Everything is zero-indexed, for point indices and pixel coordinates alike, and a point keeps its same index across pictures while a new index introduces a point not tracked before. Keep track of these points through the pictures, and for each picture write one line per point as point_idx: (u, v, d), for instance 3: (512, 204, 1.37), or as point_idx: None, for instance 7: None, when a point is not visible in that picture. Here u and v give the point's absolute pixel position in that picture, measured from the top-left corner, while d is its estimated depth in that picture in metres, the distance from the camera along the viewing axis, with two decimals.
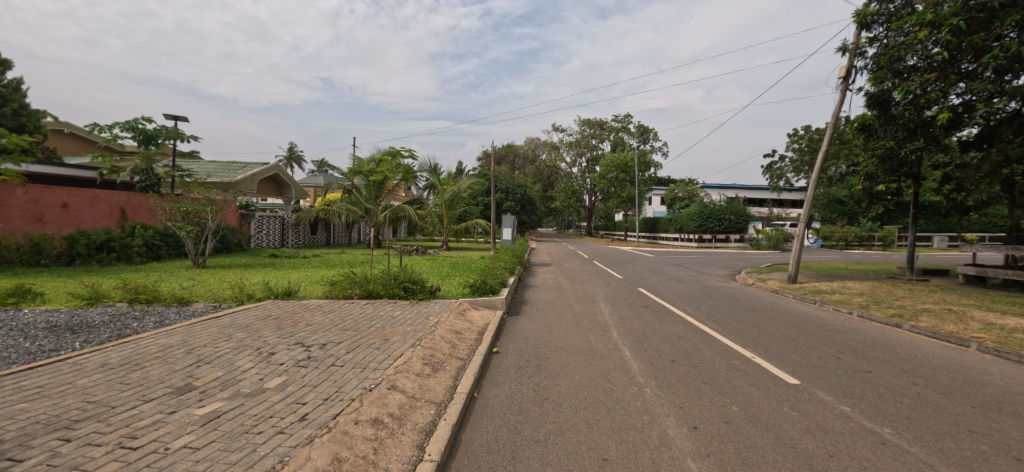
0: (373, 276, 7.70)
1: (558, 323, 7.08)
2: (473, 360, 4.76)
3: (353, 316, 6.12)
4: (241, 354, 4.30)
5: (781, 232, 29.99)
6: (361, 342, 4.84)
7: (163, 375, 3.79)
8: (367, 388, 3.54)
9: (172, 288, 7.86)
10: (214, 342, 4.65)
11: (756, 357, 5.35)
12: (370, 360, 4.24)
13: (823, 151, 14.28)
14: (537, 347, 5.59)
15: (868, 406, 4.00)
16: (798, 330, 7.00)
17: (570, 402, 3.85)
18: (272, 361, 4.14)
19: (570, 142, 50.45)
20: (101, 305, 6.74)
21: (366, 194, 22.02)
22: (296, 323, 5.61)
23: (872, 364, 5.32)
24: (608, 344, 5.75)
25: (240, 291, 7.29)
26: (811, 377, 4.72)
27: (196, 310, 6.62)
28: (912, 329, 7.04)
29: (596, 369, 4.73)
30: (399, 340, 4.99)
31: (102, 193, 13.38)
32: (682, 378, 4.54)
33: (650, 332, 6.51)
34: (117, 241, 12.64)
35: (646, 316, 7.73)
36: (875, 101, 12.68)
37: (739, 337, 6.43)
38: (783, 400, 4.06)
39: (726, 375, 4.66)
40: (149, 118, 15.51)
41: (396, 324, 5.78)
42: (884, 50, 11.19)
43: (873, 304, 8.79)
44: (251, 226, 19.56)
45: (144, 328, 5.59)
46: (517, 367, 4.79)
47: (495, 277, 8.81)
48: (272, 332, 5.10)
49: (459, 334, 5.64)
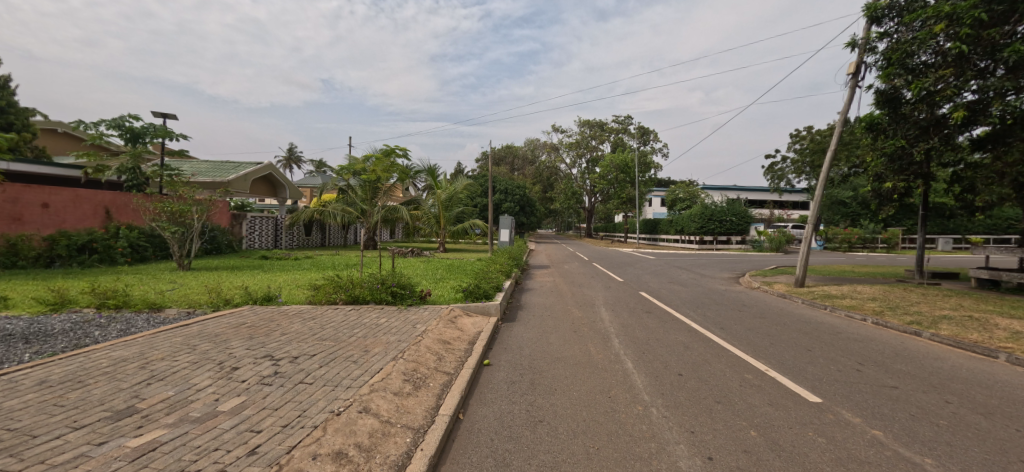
0: (359, 280, 7.24)
1: (556, 330, 6.62)
2: (461, 374, 4.31)
3: (334, 324, 5.66)
4: (199, 370, 3.84)
5: (783, 234, 29.52)
6: (337, 355, 4.39)
7: (105, 395, 3.33)
8: (335, 412, 3.09)
9: (146, 292, 7.40)
10: (174, 356, 4.19)
11: (771, 371, 4.91)
12: (344, 376, 3.79)
13: (830, 150, 13.83)
14: (532, 358, 5.15)
15: (903, 431, 3.56)
16: (811, 339, 6.56)
17: (567, 425, 3.41)
18: (233, 378, 3.68)
19: (570, 143, 50.11)
20: (66, 311, 6.30)
21: (361, 194, 21.71)
22: (270, 332, 5.15)
23: (897, 378, 4.88)
24: (608, 356, 5.30)
25: (217, 296, 6.85)
26: (833, 395, 4.29)
27: (168, 317, 6.16)
28: (933, 338, 6.60)
29: (596, 386, 4.28)
30: (381, 352, 4.55)
31: (86, 193, 12.93)
32: (692, 395, 4.10)
33: (653, 341, 6.08)
34: (100, 242, 12.17)
35: (650, 323, 7.28)
36: (885, 98, 12.25)
37: (749, 346, 6.00)
38: (806, 423, 3.62)
39: (740, 393, 4.21)
40: (136, 115, 15.14)
41: (380, 334, 5.31)
42: (895, 46, 10.79)
43: (887, 310, 8.35)
44: (242, 227, 19.14)
45: (105, 338, 5.14)
46: (510, 382, 4.34)
47: (490, 281, 8.35)
48: (240, 343, 4.64)
49: (447, 344, 5.19)
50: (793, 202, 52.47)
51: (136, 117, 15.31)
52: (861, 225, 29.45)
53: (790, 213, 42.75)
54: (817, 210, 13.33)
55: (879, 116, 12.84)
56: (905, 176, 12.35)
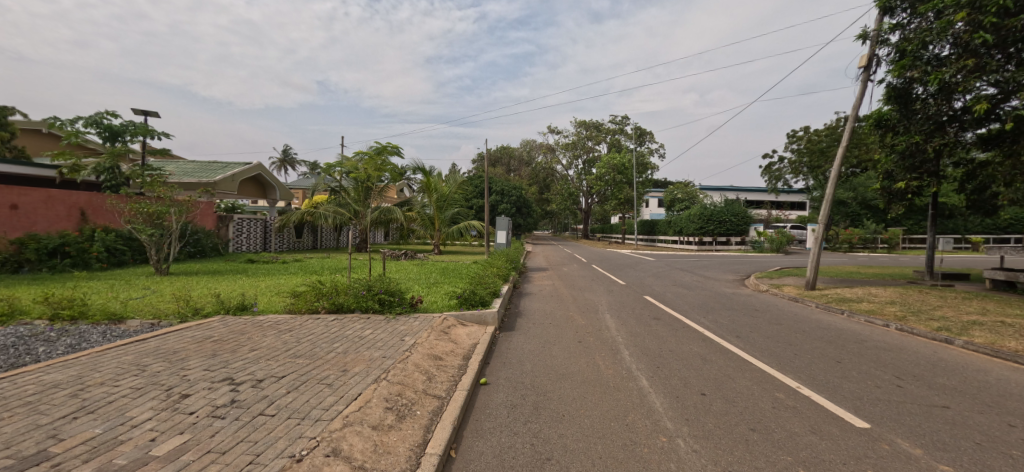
0: (344, 286, 6.63)
1: (558, 341, 6.04)
2: (454, 398, 3.72)
3: (313, 337, 5.04)
4: (140, 399, 3.23)
5: (782, 234, 29.06)
6: (310, 376, 3.78)
7: (14, 435, 2.71)
8: (296, 457, 2.50)
9: (108, 301, 6.75)
10: (118, 379, 3.58)
11: (804, 388, 4.35)
12: (314, 405, 3.19)
13: (839, 149, 13.35)
14: (535, 375, 4.56)
15: (977, 467, 3.00)
16: (836, 348, 6.03)
17: (580, 464, 2.83)
18: (178, 409, 3.08)
19: (566, 144, 49.77)
20: (14, 324, 5.67)
21: (354, 195, 21.14)
22: (237, 349, 4.54)
23: (944, 395, 4.33)
24: (619, 372, 4.73)
25: (185, 305, 6.21)
26: (882, 418, 3.73)
27: (128, 330, 5.54)
28: (967, 346, 6.09)
29: (610, 410, 3.71)
30: (361, 371, 3.95)
31: (60, 194, 12.21)
32: (722, 422, 3.53)
33: (667, 353, 5.51)
34: (73, 246, 11.46)
35: (660, 332, 6.70)
36: (895, 93, 11.76)
37: (772, 358, 5.46)
38: (860, 457, 3.06)
39: (776, 418, 3.64)
40: (115, 112, 14.49)
41: (363, 348, 4.70)
42: (909, 36, 10.32)
43: (910, 315, 7.81)
44: (229, 229, 18.48)
45: (48, 356, 4.51)
46: (510, 407, 3.76)
47: (488, 287, 7.72)
48: (198, 362, 4.03)
49: (439, 360, 4.60)
50: (790, 203, 52.24)
51: (115, 114, 14.62)
52: (862, 225, 29.06)
53: (787, 214, 42.49)
54: (828, 209, 12.80)
55: (887, 112, 12.35)
56: (918, 174, 11.95)
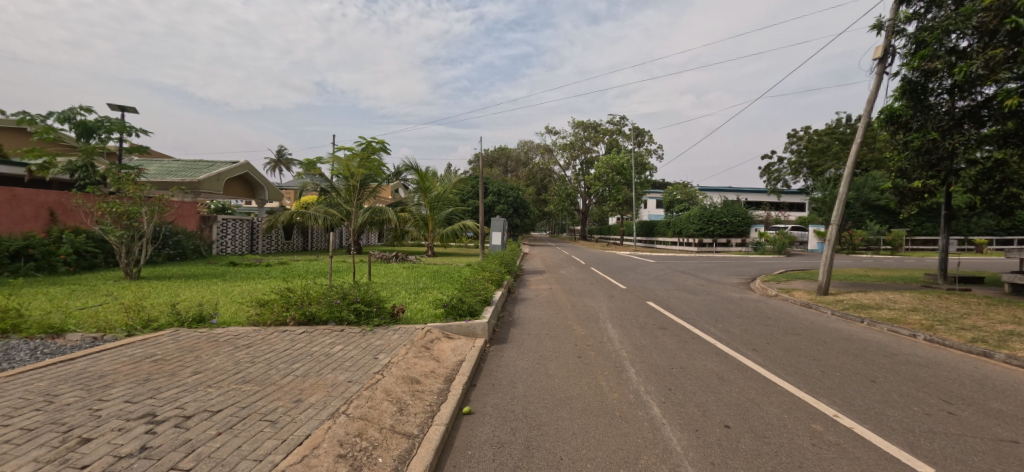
0: (317, 294, 5.91)
1: (556, 356, 5.38)
2: (427, 437, 3.04)
3: (271, 356, 4.34)
4: (26, 446, 2.54)
5: (784, 235, 28.21)
6: (254, 409, 3.11)
7: None
8: None
9: (49, 312, 6.01)
10: (10, 416, 2.90)
11: (843, 418, 3.71)
12: (245, 454, 2.51)
13: (849, 148, 12.71)
14: (529, 401, 3.90)
15: None
16: (866, 364, 5.39)
17: None
18: (68, 462, 2.38)
19: (564, 144, 48.56)
20: None
21: (345, 195, 20.20)
22: (178, 371, 3.85)
23: (1007, 425, 3.68)
24: (627, 396, 4.07)
25: (136, 316, 5.49)
26: (947, 460, 3.07)
27: (64, 346, 4.84)
28: (1009, 361, 5.46)
29: (618, 450, 3.05)
30: (318, 402, 3.27)
31: (25, 193, 11.46)
32: (755, 466, 2.87)
33: (678, 371, 4.86)
34: (37, 248, 10.74)
35: (668, 344, 6.06)
36: (910, 87, 11.12)
37: (797, 376, 4.81)
38: None
39: (819, 460, 2.99)
40: (89, 108, 13.73)
41: (328, 370, 4.02)
42: (928, 26, 9.77)
43: (938, 324, 7.17)
44: (213, 230, 17.75)
45: None
46: (497, 446, 3.09)
47: (478, 294, 7.03)
48: (120, 391, 3.35)
49: (415, 384, 3.93)
50: (789, 204, 51.77)
51: (89, 110, 13.86)
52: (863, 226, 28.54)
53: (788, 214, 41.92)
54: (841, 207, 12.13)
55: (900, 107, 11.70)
56: (934, 172, 11.31)
